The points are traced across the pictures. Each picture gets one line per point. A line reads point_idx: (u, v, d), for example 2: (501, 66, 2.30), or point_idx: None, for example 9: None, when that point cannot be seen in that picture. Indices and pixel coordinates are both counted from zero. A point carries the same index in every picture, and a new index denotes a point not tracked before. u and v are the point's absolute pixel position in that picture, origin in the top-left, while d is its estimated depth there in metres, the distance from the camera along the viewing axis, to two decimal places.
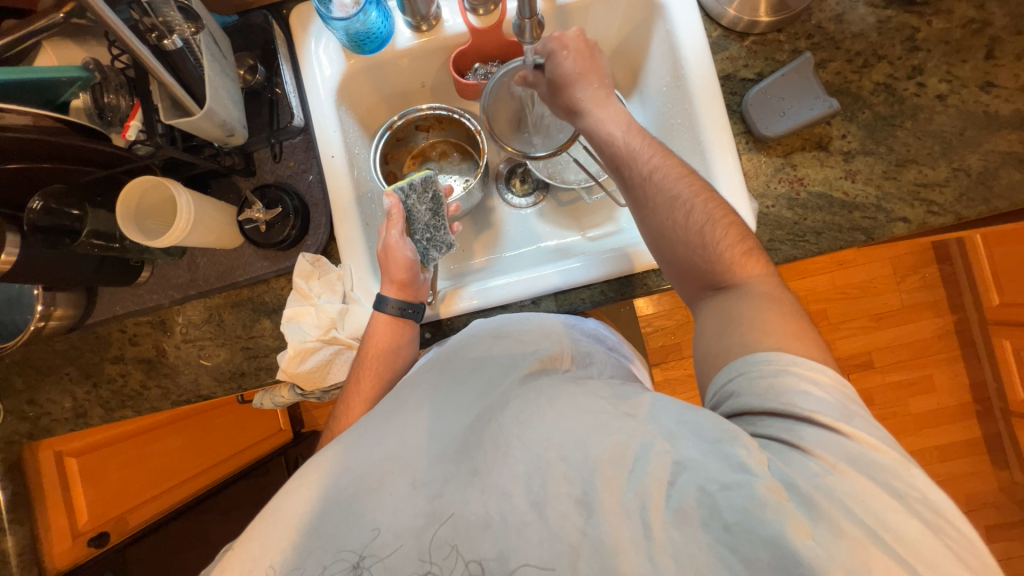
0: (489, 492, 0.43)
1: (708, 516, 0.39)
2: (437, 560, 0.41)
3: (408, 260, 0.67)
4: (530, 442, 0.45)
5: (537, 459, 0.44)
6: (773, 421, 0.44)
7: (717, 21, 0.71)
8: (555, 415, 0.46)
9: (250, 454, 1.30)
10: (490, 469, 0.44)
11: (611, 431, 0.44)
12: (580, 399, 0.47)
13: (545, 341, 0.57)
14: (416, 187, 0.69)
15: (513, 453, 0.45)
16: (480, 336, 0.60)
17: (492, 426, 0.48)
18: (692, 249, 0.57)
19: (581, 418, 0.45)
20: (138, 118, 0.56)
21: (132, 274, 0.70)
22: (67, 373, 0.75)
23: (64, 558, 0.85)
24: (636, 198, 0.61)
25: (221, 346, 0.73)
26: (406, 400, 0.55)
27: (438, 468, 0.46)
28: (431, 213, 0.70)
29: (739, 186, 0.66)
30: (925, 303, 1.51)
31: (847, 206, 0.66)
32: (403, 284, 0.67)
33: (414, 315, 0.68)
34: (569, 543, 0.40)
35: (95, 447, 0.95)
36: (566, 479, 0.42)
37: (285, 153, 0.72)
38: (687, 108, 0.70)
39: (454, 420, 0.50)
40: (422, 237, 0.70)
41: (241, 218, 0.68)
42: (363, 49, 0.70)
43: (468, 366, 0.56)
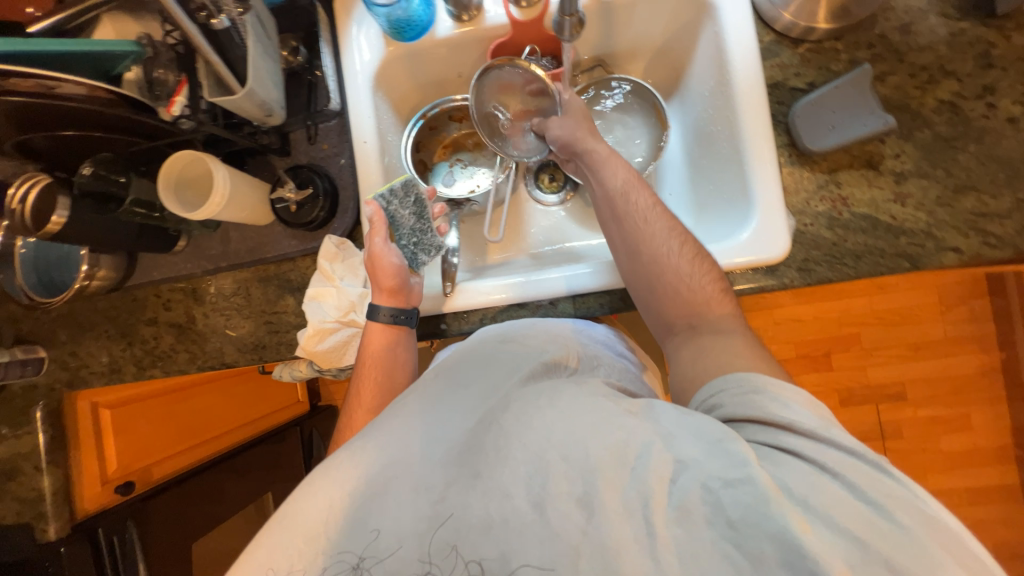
0: (491, 494, 0.43)
1: (712, 514, 0.38)
2: (437, 560, 0.42)
3: (396, 266, 0.67)
4: (532, 443, 0.44)
5: (537, 458, 0.43)
6: (755, 428, 0.44)
7: (771, 25, 0.67)
8: (553, 413, 0.46)
9: (262, 423, 1.37)
10: (490, 471, 0.44)
11: (611, 430, 0.43)
12: (584, 400, 0.47)
13: (551, 345, 0.58)
14: (397, 192, 0.69)
15: (513, 455, 0.44)
16: (486, 340, 0.60)
17: (493, 428, 0.47)
18: (680, 277, 0.58)
19: (577, 417, 0.45)
20: (184, 93, 0.58)
21: (170, 242, 0.73)
22: (106, 331, 0.80)
23: (92, 500, 0.90)
24: (633, 223, 0.62)
25: (246, 318, 0.76)
26: (405, 406, 0.53)
27: (440, 472, 0.46)
28: (415, 216, 0.70)
29: (777, 201, 0.63)
30: (971, 337, 1.42)
31: (892, 230, 0.62)
32: (393, 290, 0.67)
33: (407, 321, 0.68)
34: (570, 541, 0.40)
35: (126, 399, 1.00)
36: (567, 478, 0.42)
37: (319, 136, 0.73)
38: (730, 117, 0.68)
39: (456, 425, 0.49)
40: (408, 241, 0.70)
41: (274, 197, 0.70)
42: (403, 36, 0.70)
43: (470, 372, 0.55)
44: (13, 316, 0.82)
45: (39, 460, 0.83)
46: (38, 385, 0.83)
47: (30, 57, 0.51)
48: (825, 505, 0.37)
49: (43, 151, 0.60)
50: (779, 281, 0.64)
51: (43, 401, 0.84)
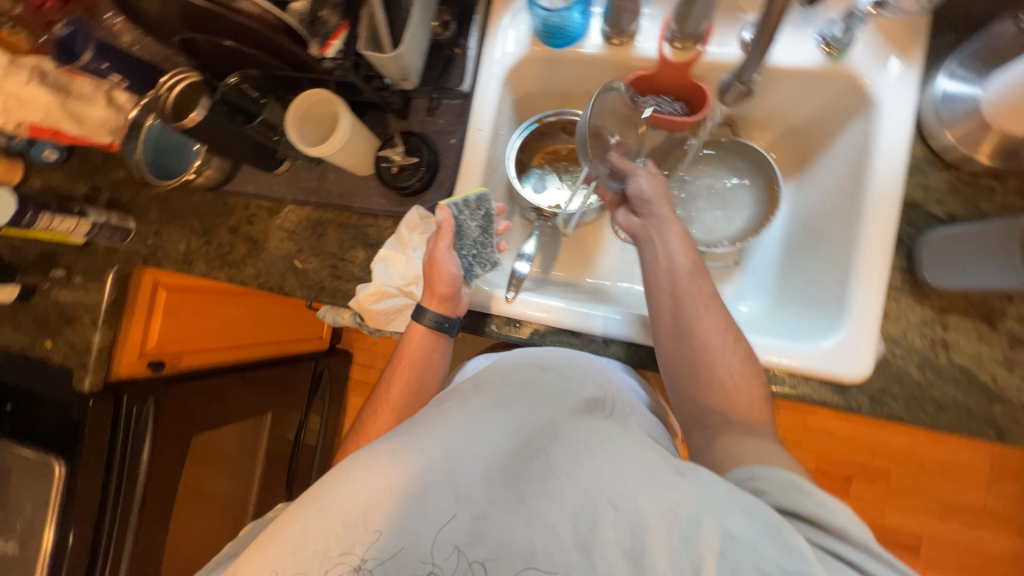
0: (535, 524, 0.44)
1: None
2: (439, 562, 0.44)
3: (452, 275, 0.67)
4: (581, 483, 0.46)
5: (586, 499, 0.45)
6: (802, 525, 0.41)
7: (928, 141, 0.63)
8: (604, 456, 0.47)
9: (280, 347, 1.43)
10: (536, 501, 0.46)
11: (665, 488, 0.43)
12: (633, 450, 0.48)
13: (587, 385, 0.60)
14: (470, 203, 0.68)
15: (562, 489, 0.46)
16: (524, 364, 0.62)
17: (541, 457, 0.49)
18: (720, 376, 0.57)
19: (625, 466, 0.46)
20: (341, 38, 0.63)
21: (275, 163, 0.77)
22: (191, 224, 0.85)
23: (127, 368, 0.97)
24: (687, 311, 0.60)
25: (315, 255, 0.79)
26: (451, 412, 0.53)
27: (483, 489, 0.46)
28: (480, 230, 0.70)
29: (872, 323, 0.60)
30: (1012, 518, 1.31)
31: (988, 393, 0.58)
32: (443, 298, 0.67)
33: (449, 330, 0.69)
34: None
35: (183, 288, 1.06)
36: (614, 526, 0.43)
37: (439, 110, 0.75)
38: (851, 223, 0.64)
39: (498, 442, 0.49)
40: (468, 252, 0.70)
41: (381, 154, 0.72)
42: (551, 41, 0.71)
43: (513, 391, 0.56)
44: (119, 184, 0.90)
45: (97, 316, 0.90)
46: (119, 251, 0.89)
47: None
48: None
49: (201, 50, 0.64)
50: (846, 402, 0.61)
51: (119, 265, 0.90)
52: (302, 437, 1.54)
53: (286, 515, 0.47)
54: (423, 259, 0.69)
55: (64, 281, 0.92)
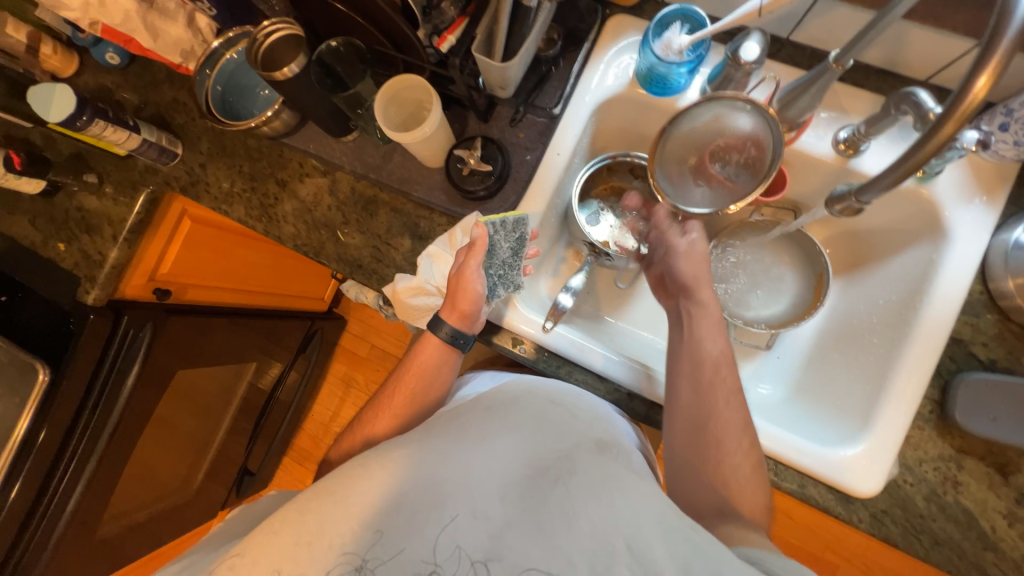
0: (553, 553, 0.47)
1: None
2: (440, 562, 0.47)
3: (476, 295, 0.65)
4: (598, 521, 0.49)
5: (602, 538, 0.48)
6: None
7: (987, 284, 0.64)
8: (619, 500, 0.51)
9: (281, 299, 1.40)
10: (554, 530, 0.49)
11: (676, 539, 0.47)
12: (645, 498, 0.51)
13: (595, 426, 0.61)
14: (507, 225, 0.66)
15: (578, 523, 0.49)
16: (538, 393, 0.64)
17: (559, 488, 0.53)
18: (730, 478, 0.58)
19: (637, 511, 0.50)
20: (455, 34, 0.60)
21: (344, 130, 0.76)
22: (240, 166, 0.83)
23: (133, 289, 0.94)
24: (709, 407, 0.61)
25: (359, 232, 0.77)
26: (475, 431, 0.58)
27: (501, 510, 0.50)
28: (511, 251, 0.68)
29: (893, 444, 0.60)
30: None
31: (985, 540, 0.59)
32: (463, 314, 0.66)
33: (462, 346, 0.69)
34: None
35: (209, 222, 1.04)
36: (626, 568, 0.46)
37: (522, 123, 0.74)
38: (895, 341, 0.65)
39: (514, 467, 0.54)
40: (495, 272, 0.68)
41: (456, 152, 0.71)
42: (650, 87, 0.70)
43: (529, 419, 0.60)
44: (176, 105, 0.87)
45: (120, 231, 0.87)
46: (159, 173, 0.87)
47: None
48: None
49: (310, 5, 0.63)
50: (847, 513, 0.62)
51: (156, 186, 0.87)
52: (278, 393, 1.51)
53: (307, 503, 0.51)
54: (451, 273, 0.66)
55: (93, 188, 0.88)
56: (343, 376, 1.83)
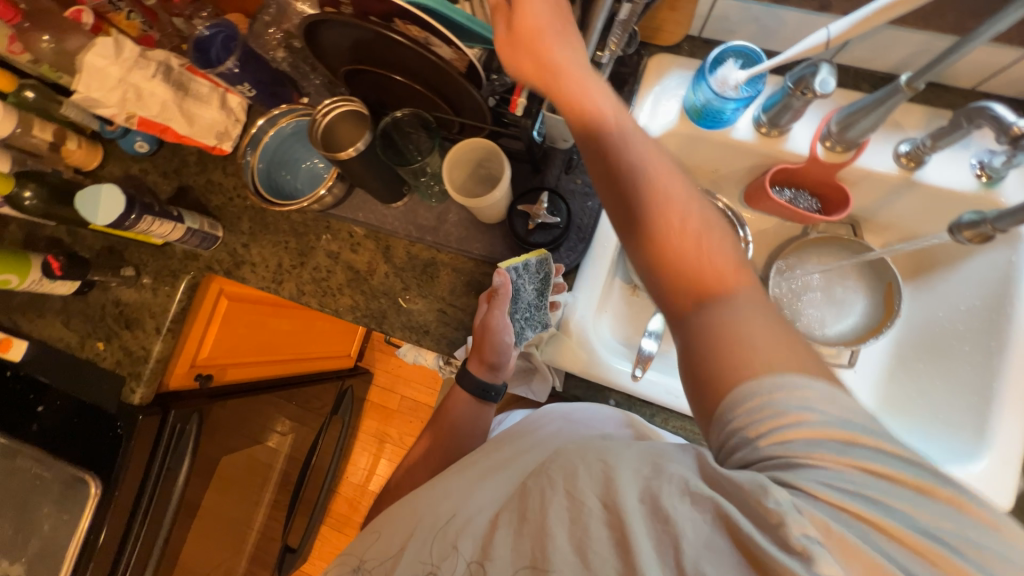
0: (526, 540, 0.42)
1: None
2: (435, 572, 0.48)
3: (501, 343, 0.64)
4: (580, 499, 0.40)
5: (577, 508, 0.40)
6: None
7: None
8: (599, 468, 0.41)
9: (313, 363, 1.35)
10: (534, 513, 0.43)
11: (656, 482, 0.38)
12: (632, 457, 0.41)
13: (623, 426, 0.57)
14: (531, 267, 0.64)
15: (549, 503, 0.42)
16: (552, 418, 0.65)
17: (537, 474, 0.46)
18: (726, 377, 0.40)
19: (622, 469, 0.40)
20: (524, 94, 0.59)
21: (396, 197, 0.74)
22: (286, 242, 0.81)
23: (177, 380, 0.89)
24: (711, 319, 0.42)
25: (422, 297, 0.75)
26: (468, 465, 0.60)
27: (482, 521, 0.48)
28: (537, 293, 0.66)
29: (1015, 458, 0.59)
30: None
31: None
32: (491, 361, 0.67)
33: (494, 397, 0.70)
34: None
35: (246, 298, 1.00)
36: (608, 525, 0.38)
37: (577, 169, 0.73)
38: (991, 348, 0.64)
39: (505, 484, 0.53)
40: (522, 316, 0.65)
41: (519, 207, 0.70)
42: (701, 120, 0.71)
43: (533, 444, 0.59)
44: (211, 187, 0.85)
45: (162, 323, 0.83)
46: (200, 258, 0.84)
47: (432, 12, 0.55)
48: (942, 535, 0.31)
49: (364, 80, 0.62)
50: None
51: (196, 272, 0.84)
52: (315, 461, 1.44)
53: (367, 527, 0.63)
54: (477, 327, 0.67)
55: (130, 281, 0.84)
56: (375, 432, 1.76)
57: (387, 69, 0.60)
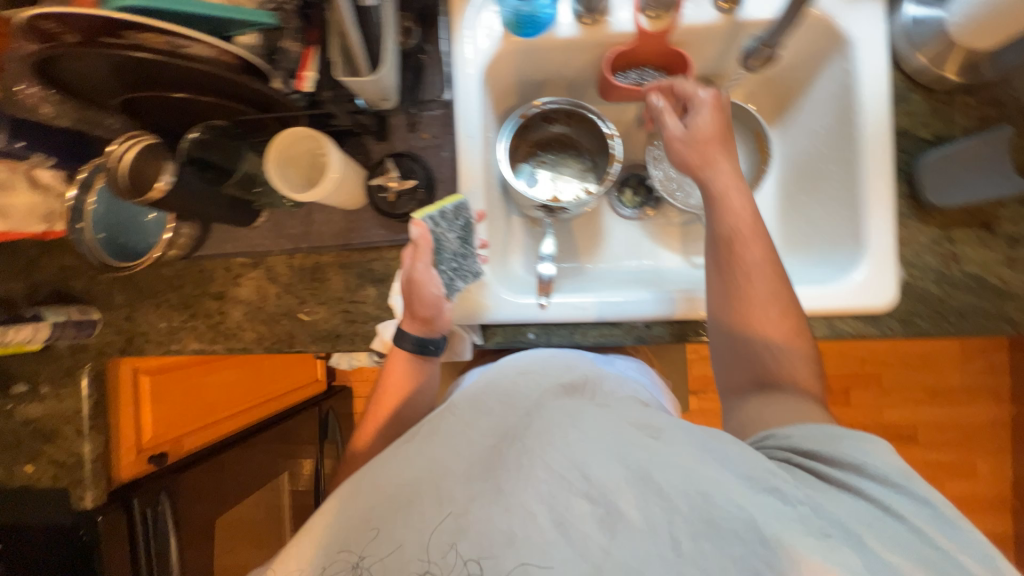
0: (514, 511, 0.49)
1: (727, 532, 0.44)
2: (437, 561, 0.48)
3: (433, 297, 0.64)
4: (556, 465, 0.51)
5: (559, 477, 0.50)
6: (832, 472, 0.48)
7: (901, 68, 0.65)
8: (576, 434, 0.52)
9: (282, 402, 1.34)
10: (514, 487, 0.50)
11: (633, 450, 0.50)
12: (597, 418, 0.54)
13: (566, 372, 0.64)
14: (448, 214, 0.64)
15: (537, 474, 0.51)
16: (503, 376, 0.65)
17: (518, 447, 0.54)
18: (758, 348, 0.61)
19: (599, 439, 0.52)
20: (313, 66, 0.55)
21: (252, 217, 0.70)
22: (168, 299, 0.76)
23: (128, 470, 0.87)
24: (747, 321, 0.61)
25: (321, 304, 0.73)
26: (440, 428, 0.59)
27: (465, 487, 0.52)
28: (460, 241, 0.65)
29: (888, 252, 0.63)
30: (979, 388, 1.56)
31: (1001, 293, 0.63)
32: (425, 318, 0.66)
33: (433, 351, 0.69)
34: (574, 547, 0.47)
35: (165, 367, 0.97)
36: (588, 498, 0.49)
37: (421, 124, 0.70)
38: (848, 159, 0.67)
39: (479, 445, 0.56)
40: (449, 267, 0.65)
41: (374, 185, 0.67)
42: (522, 31, 0.67)
43: (496, 404, 0.61)
44: (68, 273, 0.79)
45: (81, 424, 0.79)
46: (88, 348, 0.79)
47: (166, 15, 0.49)
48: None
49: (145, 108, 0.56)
50: (879, 330, 0.64)
51: (90, 364, 0.79)
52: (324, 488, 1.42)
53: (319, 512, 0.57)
54: (402, 281, 0.65)
55: (30, 395, 0.80)
56: None
57: (161, 89, 0.54)
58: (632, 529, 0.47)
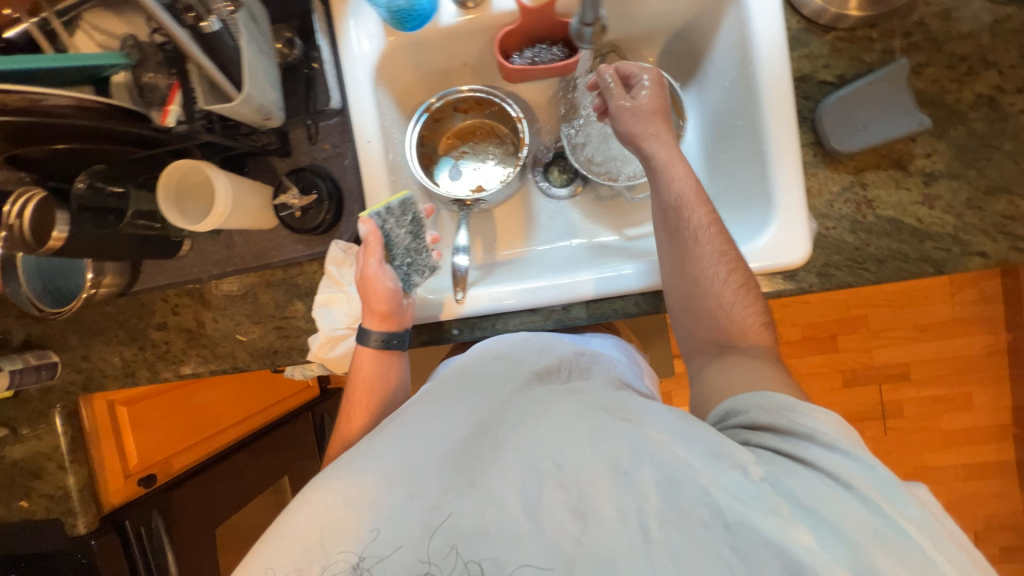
0: (485, 503, 0.46)
1: (709, 514, 0.41)
2: (437, 560, 0.45)
3: (390, 290, 0.65)
4: (532, 456, 0.48)
5: (534, 468, 0.48)
6: (775, 440, 0.46)
7: (799, 9, 0.62)
8: (548, 423, 0.51)
9: (278, 410, 1.38)
10: (487, 481, 0.48)
11: (609, 440, 0.47)
12: (573, 409, 0.52)
13: (541, 356, 0.63)
14: (394, 210, 0.65)
15: (510, 463, 0.48)
16: (481, 357, 0.64)
17: (490, 438, 0.52)
18: (717, 308, 0.60)
19: (575, 425, 0.50)
20: (178, 101, 0.55)
21: (173, 249, 0.71)
22: (116, 335, 0.80)
23: (117, 495, 0.93)
24: (704, 286, 0.60)
25: (256, 323, 0.75)
26: (410, 418, 0.56)
27: (438, 478, 0.49)
28: (411, 236, 0.67)
29: (799, 205, 0.61)
30: (978, 318, 1.48)
31: (918, 234, 0.60)
32: (384, 313, 0.66)
33: (399, 345, 0.68)
34: (548, 537, 0.45)
35: (140, 397, 1.01)
36: (562, 488, 0.46)
37: (321, 135, 0.70)
38: (753, 112, 0.64)
39: (452, 429, 0.53)
40: (402, 261, 0.68)
41: (277, 204, 0.68)
42: (404, 26, 0.66)
43: (468, 387, 0.59)
44: (24, 320, 0.83)
45: (62, 459, 0.85)
46: (55, 388, 0.83)
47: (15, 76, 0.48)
48: (909, 552, 0.38)
49: (34, 162, 0.58)
50: (798, 286, 0.63)
51: (61, 403, 0.84)
52: None
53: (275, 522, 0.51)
54: (357, 280, 0.66)
55: (13, 438, 0.86)
56: None
57: (44, 141, 0.52)
58: (605, 520, 0.44)
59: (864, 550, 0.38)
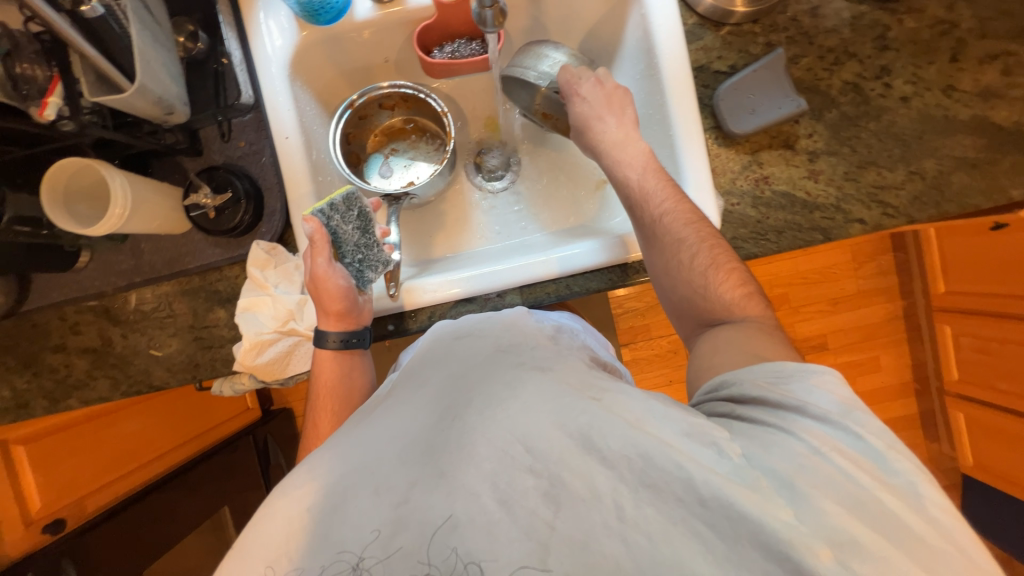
0: (456, 493, 0.38)
1: (685, 492, 0.37)
2: (436, 563, 0.36)
3: (342, 288, 0.63)
4: (496, 438, 0.40)
5: (503, 454, 0.39)
6: (763, 412, 0.41)
7: (694, 8, 0.69)
8: (516, 405, 0.42)
9: (217, 434, 1.27)
10: (455, 468, 0.39)
11: (578, 411, 0.41)
12: (544, 387, 0.43)
13: (507, 334, 0.53)
14: (338, 206, 0.63)
15: (479, 452, 0.40)
16: (441, 338, 0.55)
17: (456, 424, 0.42)
18: (694, 289, 0.59)
19: (543, 406, 0.41)
20: (59, 93, 0.51)
21: (69, 260, 0.65)
22: (4, 362, 0.71)
23: (16, 544, 0.83)
24: (676, 258, 0.60)
25: (172, 335, 0.70)
26: (373, 415, 0.47)
27: (402, 470, 0.40)
28: (360, 231, 0.65)
29: (707, 183, 0.65)
30: (879, 289, 1.66)
31: (808, 206, 0.67)
32: (341, 313, 0.64)
33: (360, 344, 0.66)
34: (518, 523, 0.37)
35: (47, 433, 0.93)
36: (532, 472, 0.38)
37: (234, 132, 0.67)
38: (660, 100, 0.69)
39: (414, 417, 0.45)
40: (353, 257, 0.65)
41: (187, 204, 0.64)
42: (318, 19, 0.65)
43: (431, 371, 0.50)
44: None
45: None
46: None
47: None
48: (887, 519, 0.35)
49: None
50: None
51: None
52: None
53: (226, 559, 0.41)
54: (308, 281, 0.65)
55: None
56: None
57: None
58: (578, 498, 0.37)
59: (843, 521, 0.35)
